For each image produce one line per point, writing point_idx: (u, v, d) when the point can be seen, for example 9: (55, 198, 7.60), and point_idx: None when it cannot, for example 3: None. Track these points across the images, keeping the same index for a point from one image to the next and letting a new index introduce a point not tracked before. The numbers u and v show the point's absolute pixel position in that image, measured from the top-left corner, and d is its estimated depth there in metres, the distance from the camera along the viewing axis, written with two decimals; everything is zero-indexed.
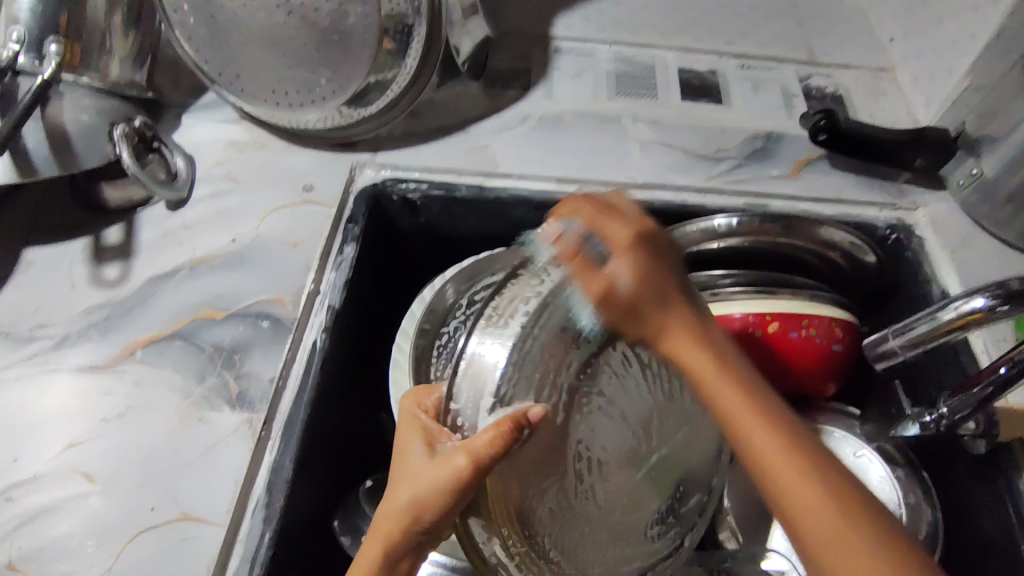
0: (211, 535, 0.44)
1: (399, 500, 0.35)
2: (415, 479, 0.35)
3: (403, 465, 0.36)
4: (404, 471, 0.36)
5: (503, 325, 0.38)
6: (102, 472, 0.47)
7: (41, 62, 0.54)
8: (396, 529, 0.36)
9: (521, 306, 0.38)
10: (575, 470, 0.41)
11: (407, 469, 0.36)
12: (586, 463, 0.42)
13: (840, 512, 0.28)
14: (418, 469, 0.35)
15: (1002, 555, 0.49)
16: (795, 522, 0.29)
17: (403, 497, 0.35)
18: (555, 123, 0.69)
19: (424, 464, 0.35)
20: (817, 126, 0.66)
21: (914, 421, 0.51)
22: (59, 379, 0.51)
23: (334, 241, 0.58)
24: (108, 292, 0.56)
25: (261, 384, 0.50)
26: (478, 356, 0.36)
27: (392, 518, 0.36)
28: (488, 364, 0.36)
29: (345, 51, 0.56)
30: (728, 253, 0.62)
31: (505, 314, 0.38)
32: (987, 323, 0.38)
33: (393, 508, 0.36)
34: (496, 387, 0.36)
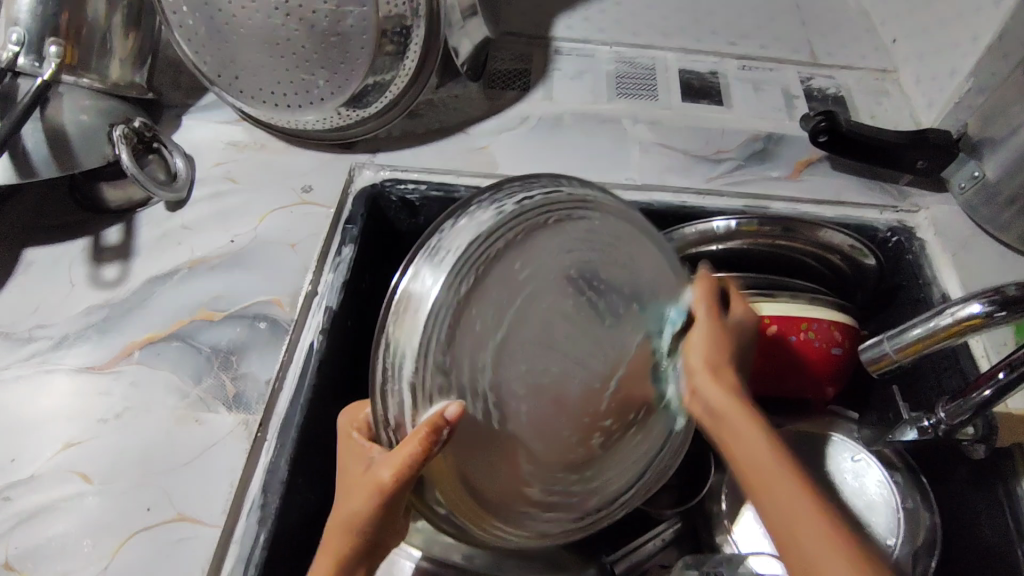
0: (206, 535, 0.44)
1: (343, 511, 0.36)
2: (354, 492, 0.35)
3: (350, 482, 0.37)
4: (349, 483, 0.36)
5: (440, 261, 0.35)
6: (99, 472, 0.47)
7: (41, 63, 0.55)
8: (343, 538, 0.36)
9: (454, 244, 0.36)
10: (523, 432, 0.38)
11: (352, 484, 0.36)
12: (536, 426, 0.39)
13: (841, 542, 0.29)
14: (357, 482, 0.35)
15: (999, 560, 0.49)
16: (793, 539, 0.30)
17: (347, 508, 0.35)
18: (554, 124, 0.69)
19: (362, 477, 0.35)
20: (817, 128, 0.65)
21: (911, 426, 0.51)
22: (57, 379, 0.51)
23: (332, 242, 0.58)
24: (107, 293, 0.56)
25: (257, 385, 0.50)
26: (409, 292, 0.35)
27: (337, 529, 0.36)
28: (416, 299, 0.35)
29: (344, 52, 0.56)
30: (728, 255, 0.62)
31: (441, 252, 0.36)
32: (984, 329, 0.38)
33: (338, 519, 0.36)
34: (418, 328, 0.34)
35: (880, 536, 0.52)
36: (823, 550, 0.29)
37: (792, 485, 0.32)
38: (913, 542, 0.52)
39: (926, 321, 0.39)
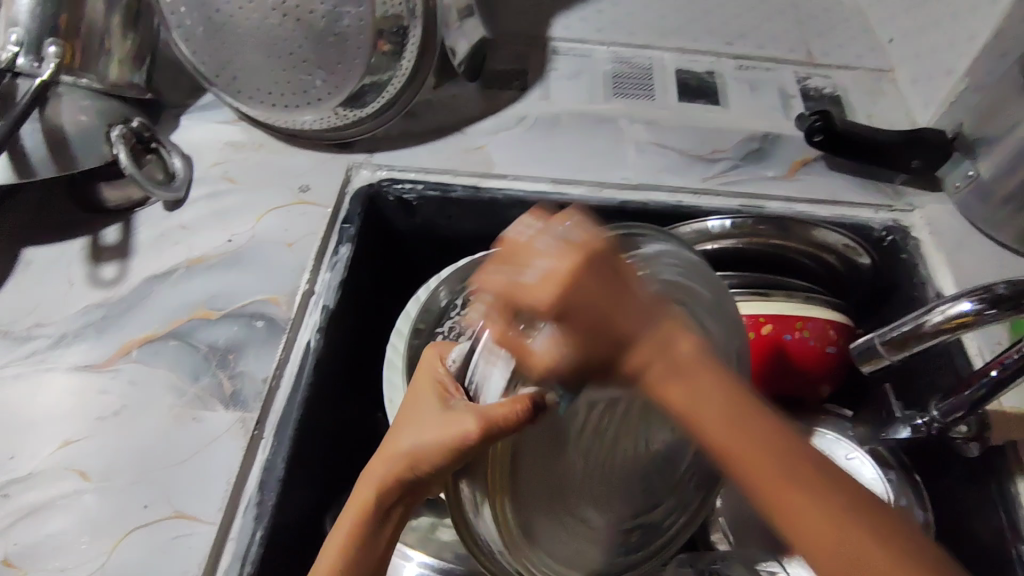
0: (202, 532, 0.44)
1: (405, 443, 0.36)
2: (424, 431, 0.36)
3: (417, 413, 0.37)
4: (418, 418, 0.37)
5: None
6: (97, 470, 0.47)
7: (40, 64, 0.55)
8: (395, 471, 0.37)
9: None
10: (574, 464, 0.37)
11: (420, 417, 0.37)
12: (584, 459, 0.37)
13: (873, 556, 0.26)
14: (429, 421, 0.36)
15: (994, 557, 0.48)
16: (820, 561, 0.27)
17: (409, 442, 0.36)
18: (551, 124, 0.69)
19: (436, 413, 0.36)
20: (812, 127, 0.65)
21: (906, 425, 0.53)
22: (56, 378, 0.51)
23: (330, 241, 0.59)
24: (105, 292, 0.56)
25: (254, 383, 0.51)
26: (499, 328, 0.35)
27: (394, 459, 0.37)
28: (506, 336, 0.35)
29: (340, 52, 0.57)
30: (721, 255, 0.62)
31: None
32: (974, 327, 0.38)
33: (398, 449, 0.37)
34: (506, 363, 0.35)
35: None
36: (854, 568, 0.26)
37: (797, 485, 0.27)
38: None
39: (918, 319, 0.39)
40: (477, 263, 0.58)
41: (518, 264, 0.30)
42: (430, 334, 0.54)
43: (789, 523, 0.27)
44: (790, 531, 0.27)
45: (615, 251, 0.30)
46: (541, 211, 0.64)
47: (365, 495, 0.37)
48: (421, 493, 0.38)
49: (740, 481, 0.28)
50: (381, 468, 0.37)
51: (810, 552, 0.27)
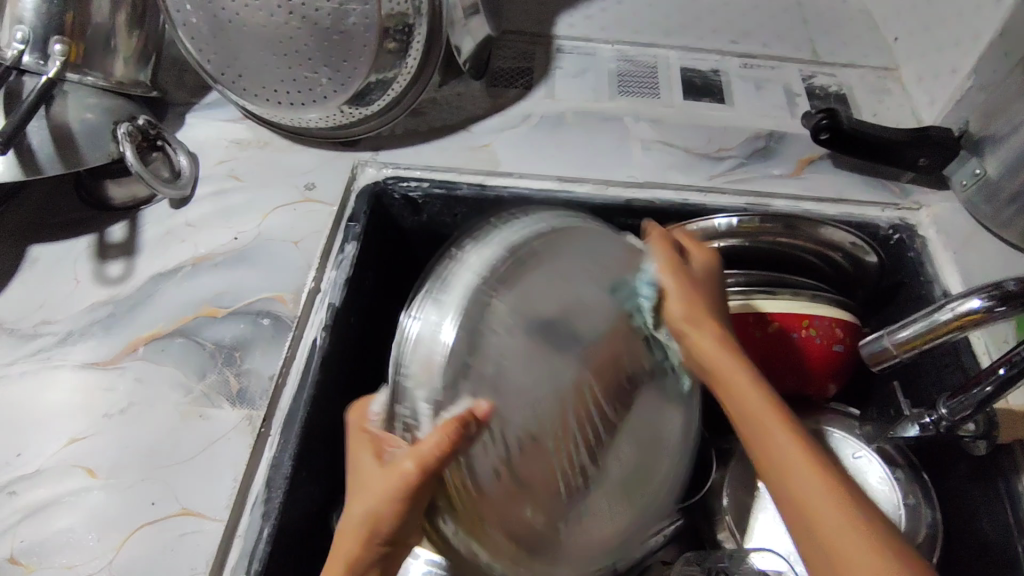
0: (210, 529, 0.44)
1: (361, 514, 0.36)
2: (376, 494, 0.36)
3: (358, 479, 0.38)
4: (368, 485, 0.36)
5: (440, 294, 0.41)
6: (104, 467, 0.47)
7: (45, 61, 0.55)
8: (360, 543, 0.36)
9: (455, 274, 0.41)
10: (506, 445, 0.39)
11: (363, 481, 0.37)
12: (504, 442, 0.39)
13: (837, 500, 0.33)
14: (379, 482, 0.36)
15: (1000, 556, 0.49)
16: (803, 503, 0.34)
17: (366, 509, 0.36)
18: (556, 122, 0.69)
19: (376, 471, 0.37)
20: (818, 125, 0.65)
21: (914, 421, 0.51)
22: (62, 375, 0.51)
23: (335, 239, 0.58)
24: (111, 289, 0.56)
25: (261, 380, 0.51)
26: (422, 332, 0.40)
27: (356, 535, 0.36)
28: (432, 329, 0.39)
29: (346, 50, 0.57)
30: (728, 254, 0.62)
31: (443, 286, 0.41)
32: (984, 324, 0.38)
33: (357, 523, 0.36)
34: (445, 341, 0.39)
35: None
36: (825, 504, 0.33)
37: (794, 445, 0.36)
38: (914, 538, 0.52)
39: (927, 316, 0.39)
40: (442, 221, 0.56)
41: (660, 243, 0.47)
42: None
43: (788, 467, 0.35)
44: (787, 474, 0.35)
45: (716, 278, 0.46)
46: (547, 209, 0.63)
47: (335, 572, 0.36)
48: (391, 557, 0.37)
49: (751, 439, 0.38)
50: (343, 547, 0.36)
51: (790, 487, 0.34)
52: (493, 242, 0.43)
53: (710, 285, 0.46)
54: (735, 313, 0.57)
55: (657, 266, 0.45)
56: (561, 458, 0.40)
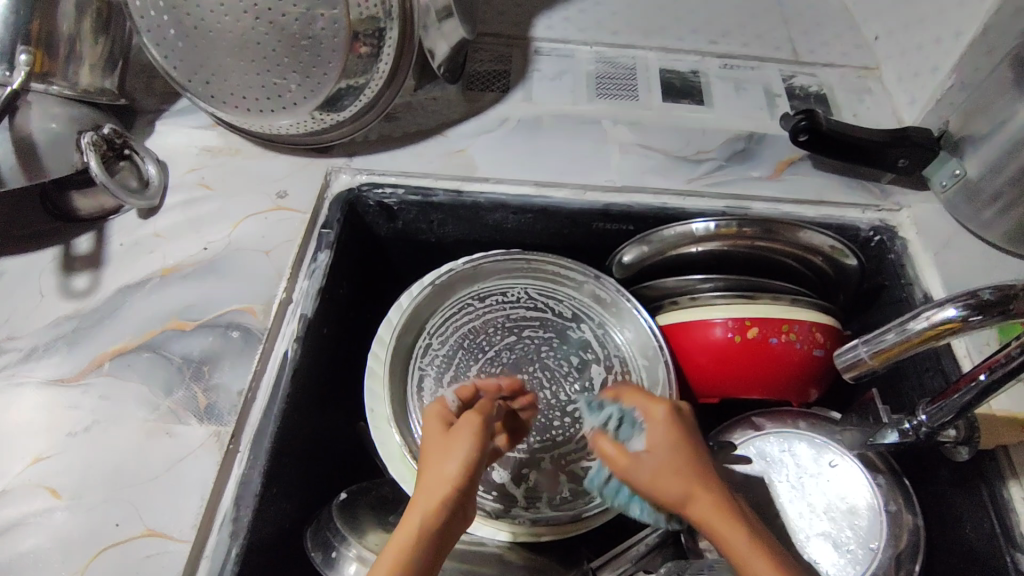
0: (175, 551, 0.43)
1: (444, 472, 0.39)
2: (456, 453, 0.40)
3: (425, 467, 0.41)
4: (445, 450, 0.41)
5: (495, 352, 0.61)
6: (67, 486, 0.46)
7: (11, 71, 0.53)
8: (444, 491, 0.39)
9: (494, 342, 0.62)
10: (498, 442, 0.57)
11: (437, 461, 0.41)
12: None
13: None
14: (450, 451, 0.41)
15: (983, 566, 0.48)
16: None
17: (446, 467, 0.40)
18: (533, 126, 0.68)
19: (438, 451, 0.41)
20: (798, 127, 0.63)
21: (893, 429, 0.50)
22: (26, 392, 0.50)
23: (307, 249, 0.58)
24: (76, 302, 0.55)
25: (229, 395, 0.49)
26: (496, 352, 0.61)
27: (443, 486, 0.39)
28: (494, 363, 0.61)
29: (315, 56, 0.55)
30: (706, 257, 0.61)
31: (496, 342, 0.62)
32: (955, 334, 0.36)
33: (435, 483, 0.39)
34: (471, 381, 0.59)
35: (862, 540, 0.52)
36: None
37: (757, 553, 0.40)
38: (896, 545, 0.51)
39: (900, 326, 0.37)
40: (351, 187, 0.63)
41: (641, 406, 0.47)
42: (434, 335, 0.61)
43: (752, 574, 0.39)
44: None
45: (682, 418, 0.46)
46: (522, 215, 0.64)
47: (415, 520, 0.38)
48: (467, 509, 0.40)
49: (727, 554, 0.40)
50: (427, 503, 0.39)
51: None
52: (459, 324, 0.62)
53: (678, 429, 0.45)
54: (716, 318, 0.57)
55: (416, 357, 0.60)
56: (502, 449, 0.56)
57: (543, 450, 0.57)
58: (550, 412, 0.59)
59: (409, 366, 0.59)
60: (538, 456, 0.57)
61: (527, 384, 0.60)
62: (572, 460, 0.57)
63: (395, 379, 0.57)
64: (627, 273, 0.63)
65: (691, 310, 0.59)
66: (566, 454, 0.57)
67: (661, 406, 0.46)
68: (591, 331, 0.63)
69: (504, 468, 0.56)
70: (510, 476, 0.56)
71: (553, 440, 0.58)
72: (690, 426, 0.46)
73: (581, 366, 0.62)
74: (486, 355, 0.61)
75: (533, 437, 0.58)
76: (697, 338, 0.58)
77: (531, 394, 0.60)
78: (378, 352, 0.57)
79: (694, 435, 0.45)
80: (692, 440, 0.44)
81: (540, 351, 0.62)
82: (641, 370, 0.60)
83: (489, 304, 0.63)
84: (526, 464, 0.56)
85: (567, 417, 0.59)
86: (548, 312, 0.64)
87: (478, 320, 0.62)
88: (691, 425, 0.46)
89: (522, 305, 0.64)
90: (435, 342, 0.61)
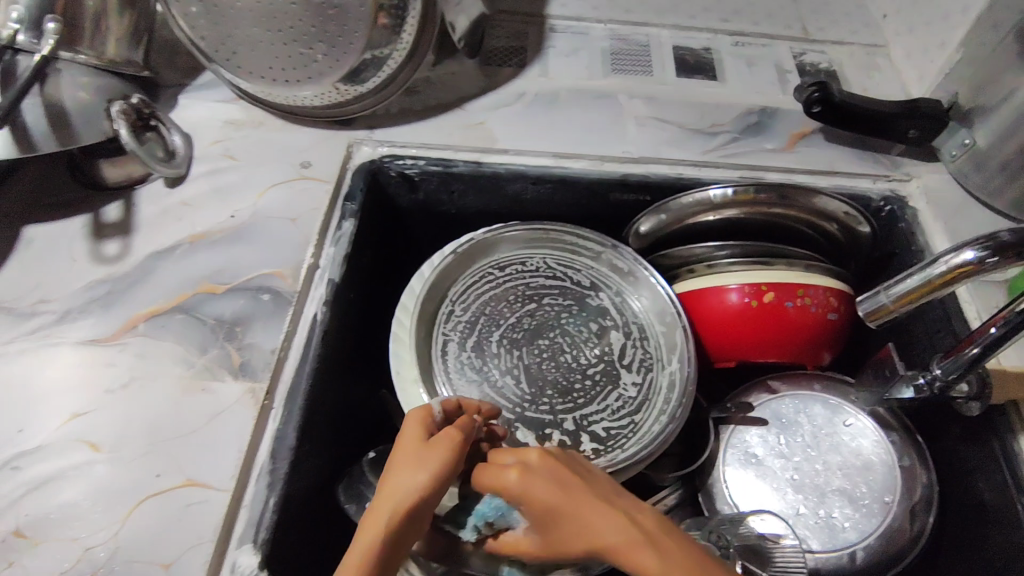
0: (216, 499, 0.44)
1: (407, 487, 0.37)
2: (422, 468, 0.39)
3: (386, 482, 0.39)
4: (410, 462, 0.39)
5: (515, 318, 0.62)
6: (107, 441, 0.47)
7: (39, 41, 0.53)
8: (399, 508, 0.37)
9: (513, 309, 0.63)
10: (522, 403, 0.57)
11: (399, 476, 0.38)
12: (523, 402, 0.58)
13: None
14: (417, 466, 0.39)
15: (994, 516, 0.50)
16: None
17: (410, 483, 0.38)
18: (550, 100, 0.70)
19: (400, 469, 0.39)
20: (810, 98, 0.65)
21: (908, 384, 0.52)
22: (62, 352, 0.51)
23: (332, 217, 0.59)
24: (108, 268, 0.56)
25: (262, 354, 0.51)
26: (516, 318, 0.62)
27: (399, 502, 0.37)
28: (515, 328, 0.62)
29: (341, 26, 0.56)
30: (720, 225, 0.62)
31: (517, 309, 0.63)
32: (974, 276, 0.38)
33: (394, 495, 0.37)
34: (493, 345, 0.60)
35: (877, 494, 0.54)
36: None
37: None
38: (910, 498, 0.53)
39: (920, 271, 0.38)
40: (373, 159, 0.64)
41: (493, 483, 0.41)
42: (455, 302, 0.62)
43: None
44: None
45: (542, 470, 0.39)
46: (541, 185, 0.66)
47: (378, 526, 0.36)
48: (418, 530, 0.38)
49: None
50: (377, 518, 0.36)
51: None
52: (480, 291, 0.63)
53: (539, 488, 0.38)
54: (731, 284, 0.58)
55: (438, 321, 0.60)
56: (526, 410, 0.57)
57: (567, 411, 0.58)
58: (571, 375, 0.60)
59: (433, 331, 0.60)
60: (561, 416, 0.57)
61: (547, 349, 0.61)
62: (594, 420, 0.57)
63: (420, 342, 0.57)
64: (644, 242, 0.65)
65: (708, 277, 0.60)
66: (589, 415, 0.58)
67: (501, 477, 0.40)
68: (609, 299, 0.64)
69: (529, 427, 0.56)
70: (534, 435, 0.56)
71: (574, 402, 0.58)
72: (550, 467, 0.39)
73: (600, 332, 0.63)
74: (506, 321, 0.62)
75: (555, 399, 0.58)
76: (714, 303, 0.59)
77: (552, 358, 0.61)
78: (404, 318, 0.58)
79: (561, 478, 0.39)
80: (561, 483, 0.38)
81: (560, 318, 0.63)
82: (660, 335, 0.62)
83: (508, 273, 0.65)
84: (550, 423, 0.57)
85: (587, 380, 0.60)
86: (566, 281, 0.65)
87: (497, 287, 0.64)
88: (552, 468, 0.39)
89: (542, 275, 0.65)
90: (455, 308, 0.62)
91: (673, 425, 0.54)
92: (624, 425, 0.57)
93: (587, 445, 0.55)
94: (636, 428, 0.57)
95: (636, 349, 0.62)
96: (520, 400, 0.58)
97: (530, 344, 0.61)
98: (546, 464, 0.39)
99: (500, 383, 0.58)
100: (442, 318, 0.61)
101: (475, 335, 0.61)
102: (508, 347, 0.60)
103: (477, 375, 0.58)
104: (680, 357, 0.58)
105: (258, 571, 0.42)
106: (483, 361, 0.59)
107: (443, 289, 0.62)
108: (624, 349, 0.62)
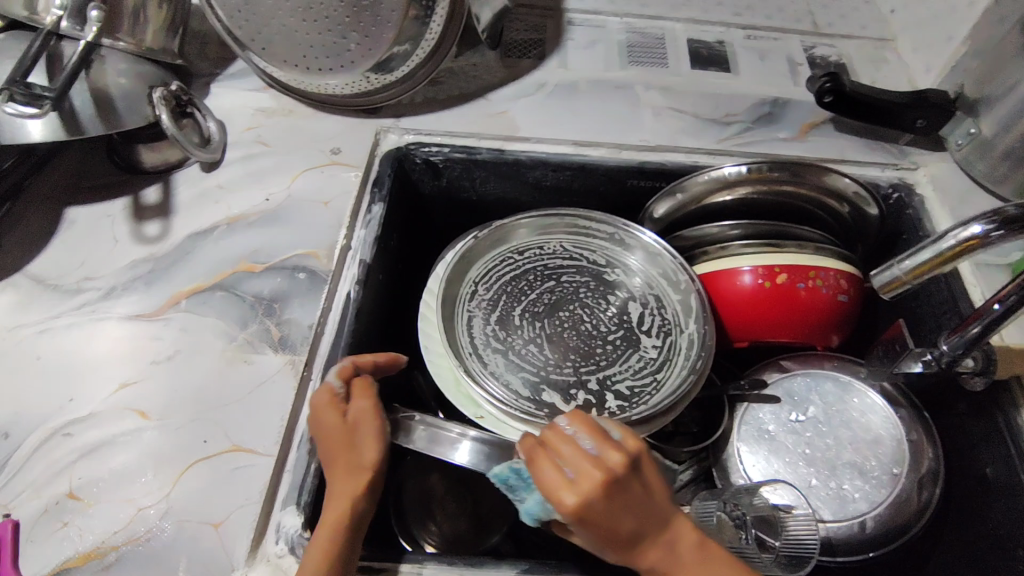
0: (261, 464, 0.47)
1: (351, 462, 0.43)
2: (357, 440, 0.44)
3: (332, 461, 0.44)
4: (343, 439, 0.44)
5: (534, 294, 0.65)
6: (155, 409, 0.49)
7: (82, 27, 0.55)
8: (350, 483, 0.43)
9: (532, 286, 0.65)
10: (544, 369, 0.60)
11: (338, 450, 0.44)
12: (546, 368, 0.60)
13: None
14: (354, 440, 0.44)
15: (997, 487, 0.52)
16: None
17: (353, 455, 0.43)
18: (569, 90, 0.72)
19: (339, 449, 0.44)
20: (822, 89, 0.68)
21: (917, 360, 0.54)
22: (108, 327, 0.53)
23: (362, 201, 0.61)
24: (150, 247, 0.58)
25: (300, 328, 0.53)
26: (535, 295, 0.65)
27: (347, 478, 0.43)
28: (534, 303, 0.64)
29: (374, 15, 0.58)
30: (734, 206, 0.64)
31: (536, 286, 0.65)
32: (981, 249, 0.40)
33: (342, 471, 0.43)
34: (514, 318, 0.63)
35: (885, 466, 0.57)
36: None
37: None
38: (917, 471, 0.56)
39: (931, 245, 0.40)
40: (400, 146, 0.66)
41: (544, 489, 0.39)
42: (477, 279, 0.64)
43: None
44: None
45: (598, 504, 0.38)
46: (562, 172, 0.67)
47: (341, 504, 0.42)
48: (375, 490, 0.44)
49: None
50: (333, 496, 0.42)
51: None
52: (500, 271, 0.66)
53: (596, 519, 0.38)
54: (745, 266, 0.60)
55: (461, 296, 0.63)
56: (549, 375, 0.59)
57: (590, 374, 0.60)
58: (592, 341, 0.62)
59: (458, 308, 0.62)
60: (585, 379, 0.59)
61: (568, 320, 0.64)
62: (617, 380, 0.59)
63: (447, 320, 0.59)
64: (659, 226, 0.68)
65: (722, 258, 0.63)
66: (612, 376, 0.60)
67: (555, 498, 0.39)
68: (624, 274, 0.66)
69: (554, 390, 0.58)
70: (559, 397, 0.58)
71: (597, 363, 0.60)
72: (609, 501, 0.38)
73: (617, 303, 0.65)
74: (527, 298, 0.64)
75: (578, 363, 0.61)
76: (728, 285, 0.61)
77: (572, 328, 0.63)
78: (433, 298, 0.60)
79: (619, 511, 0.38)
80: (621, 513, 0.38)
81: (578, 293, 0.65)
82: (675, 303, 0.63)
83: (527, 256, 0.67)
84: (574, 385, 0.59)
85: (607, 346, 0.62)
86: (583, 261, 0.67)
87: (517, 268, 0.66)
88: (612, 503, 0.38)
89: (560, 257, 0.67)
90: (478, 285, 0.64)
91: (695, 376, 0.55)
92: (647, 385, 0.58)
93: (614, 404, 0.57)
94: (658, 386, 0.58)
95: (654, 316, 0.63)
96: (542, 367, 0.60)
97: (551, 317, 0.63)
98: (608, 497, 0.38)
99: (524, 353, 0.60)
100: (466, 292, 0.63)
101: (499, 310, 0.63)
102: (529, 322, 0.63)
103: (501, 346, 0.60)
104: (696, 319, 0.60)
105: (302, 531, 0.44)
106: (506, 334, 0.61)
107: (466, 268, 0.64)
108: (642, 316, 0.64)
